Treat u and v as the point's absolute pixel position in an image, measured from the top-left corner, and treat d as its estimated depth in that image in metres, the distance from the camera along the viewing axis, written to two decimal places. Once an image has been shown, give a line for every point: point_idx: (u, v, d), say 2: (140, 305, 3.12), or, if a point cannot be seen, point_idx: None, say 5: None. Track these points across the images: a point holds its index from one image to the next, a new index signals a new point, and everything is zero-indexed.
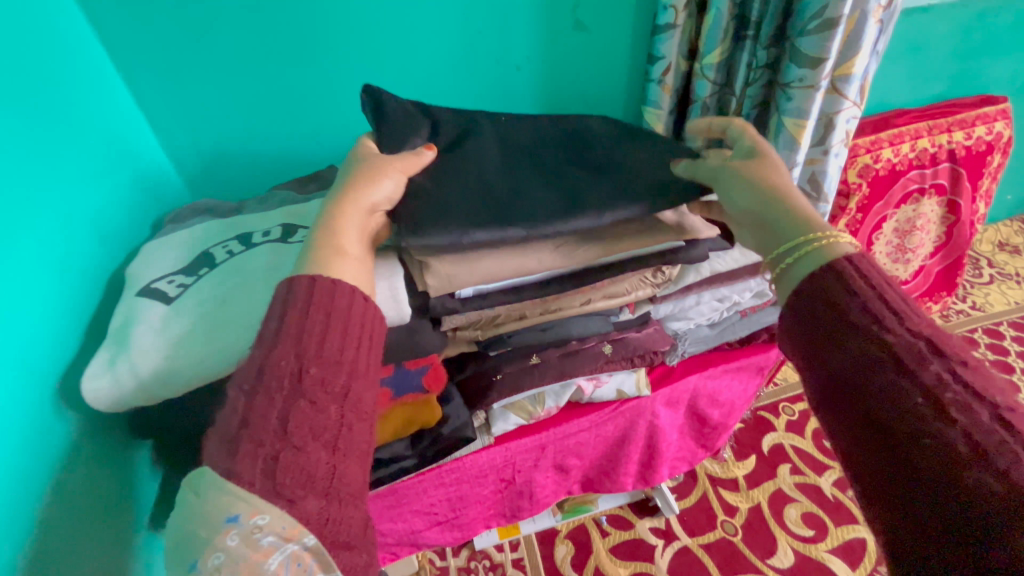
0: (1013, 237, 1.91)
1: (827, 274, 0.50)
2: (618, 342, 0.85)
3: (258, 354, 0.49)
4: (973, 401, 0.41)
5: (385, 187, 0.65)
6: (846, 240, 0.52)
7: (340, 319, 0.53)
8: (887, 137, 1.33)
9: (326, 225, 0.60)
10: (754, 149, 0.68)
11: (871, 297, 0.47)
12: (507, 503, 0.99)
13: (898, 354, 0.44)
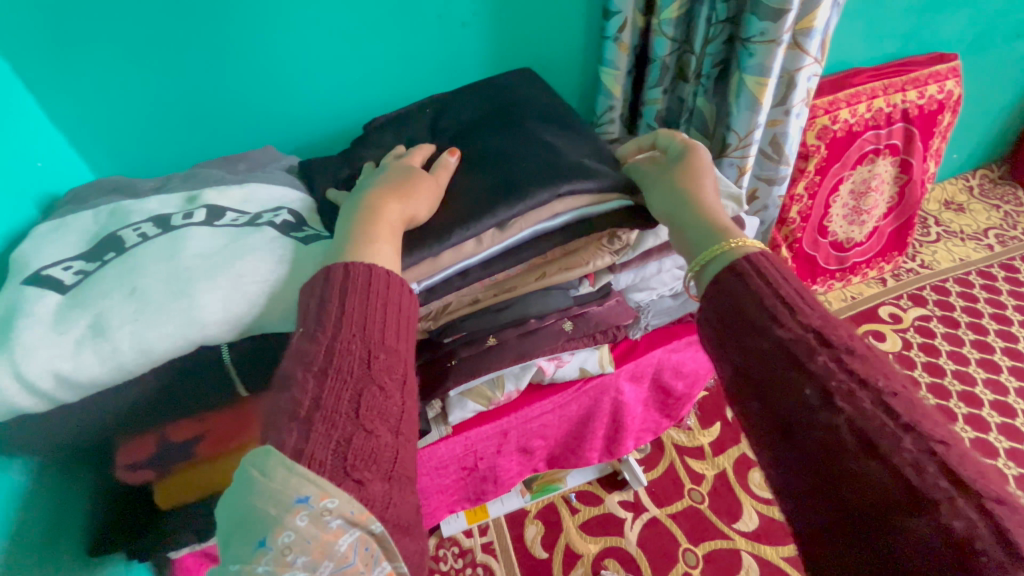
0: (957, 196, 1.97)
1: (734, 268, 0.52)
2: (579, 319, 0.81)
3: (323, 338, 0.47)
4: (856, 386, 0.43)
5: (430, 186, 0.64)
6: (755, 243, 0.54)
7: (393, 308, 0.51)
8: (844, 97, 1.32)
9: (371, 213, 0.58)
10: (686, 144, 0.69)
11: (766, 292, 0.49)
12: (471, 488, 0.96)
13: (787, 349, 0.46)
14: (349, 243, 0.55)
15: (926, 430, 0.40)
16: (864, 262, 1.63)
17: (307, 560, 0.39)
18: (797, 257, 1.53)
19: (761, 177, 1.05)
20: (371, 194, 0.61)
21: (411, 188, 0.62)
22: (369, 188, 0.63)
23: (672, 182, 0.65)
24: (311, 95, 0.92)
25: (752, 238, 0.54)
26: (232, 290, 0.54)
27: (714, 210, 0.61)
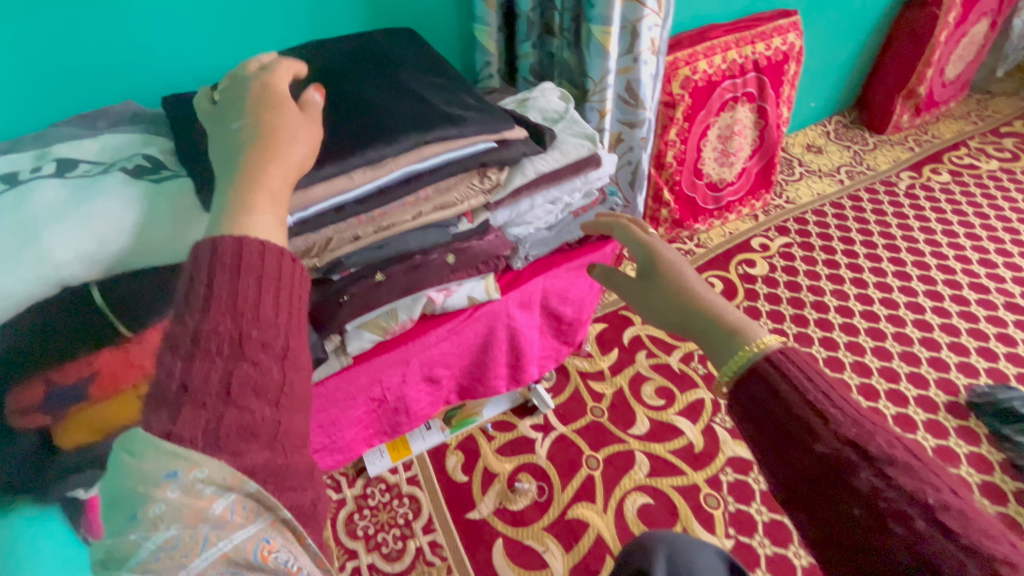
0: (816, 139, 2.26)
1: (756, 376, 0.51)
2: (461, 252, 0.89)
3: (189, 320, 0.43)
4: (908, 506, 0.43)
5: (304, 129, 0.59)
6: (772, 338, 0.53)
7: (272, 276, 0.48)
8: (701, 50, 1.49)
9: (252, 172, 0.53)
10: (653, 249, 0.69)
11: (795, 398, 0.49)
12: (386, 421, 1.04)
13: (832, 467, 0.46)
14: (236, 207, 0.50)
15: (987, 550, 0.40)
16: (737, 200, 1.85)
17: (181, 526, 0.40)
18: (678, 198, 1.72)
19: (624, 121, 1.19)
20: (245, 151, 0.55)
21: (284, 132, 0.57)
22: (239, 141, 0.57)
23: (658, 290, 0.65)
24: (186, 56, 0.94)
25: (770, 337, 0.53)
26: (83, 231, 0.59)
27: (719, 304, 0.60)
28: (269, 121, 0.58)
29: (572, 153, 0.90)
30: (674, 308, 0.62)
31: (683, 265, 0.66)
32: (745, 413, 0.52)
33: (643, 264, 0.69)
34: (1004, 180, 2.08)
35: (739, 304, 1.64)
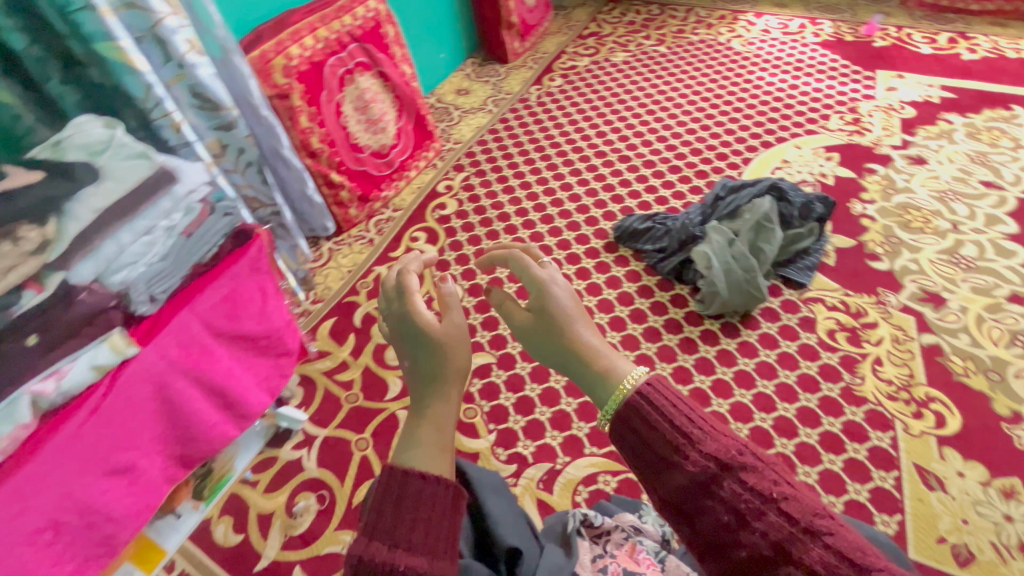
0: (462, 83, 2.57)
1: (638, 413, 0.57)
2: (43, 330, 0.79)
3: (363, 534, 0.53)
4: (761, 503, 0.51)
5: (452, 322, 0.70)
6: (642, 372, 0.61)
7: (427, 501, 0.55)
8: (286, 37, 1.53)
9: (428, 385, 0.67)
10: (546, 284, 0.73)
11: (666, 427, 0.56)
12: (83, 543, 0.89)
13: (699, 481, 0.53)
14: (420, 431, 0.63)
15: (818, 527, 0.49)
16: (409, 158, 2.01)
17: None
18: (350, 177, 1.80)
19: (217, 127, 1.22)
20: (420, 367, 0.69)
21: (439, 333, 0.69)
22: (410, 348, 0.70)
23: (547, 334, 0.70)
24: None
25: (637, 374, 0.61)
26: None
27: (596, 344, 0.68)
28: (428, 337, 0.69)
29: (127, 177, 0.88)
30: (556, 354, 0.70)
31: (564, 300, 0.72)
32: (629, 442, 0.58)
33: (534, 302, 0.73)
34: (596, 69, 2.65)
35: (443, 245, 1.79)
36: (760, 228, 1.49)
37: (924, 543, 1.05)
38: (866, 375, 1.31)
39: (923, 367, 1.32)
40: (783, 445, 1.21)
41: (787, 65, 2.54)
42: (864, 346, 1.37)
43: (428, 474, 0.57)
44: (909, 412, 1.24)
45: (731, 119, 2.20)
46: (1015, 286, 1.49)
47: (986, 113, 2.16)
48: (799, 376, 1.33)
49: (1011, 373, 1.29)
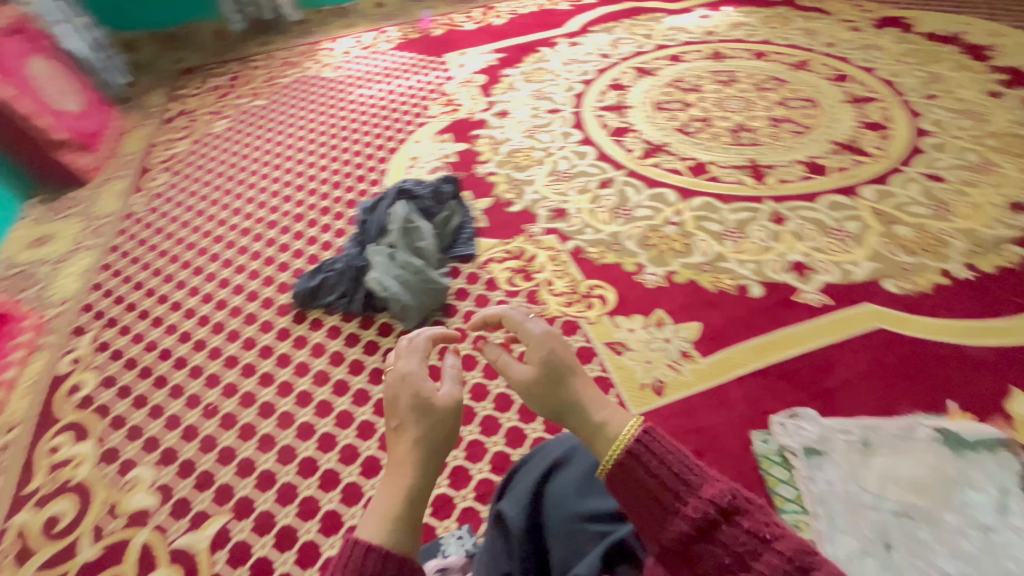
0: (35, 232, 2.04)
1: (635, 463, 0.62)
2: None
3: None
4: (761, 546, 0.53)
5: (449, 396, 0.75)
6: (634, 425, 0.66)
7: (383, 569, 0.56)
8: None
9: (410, 449, 0.69)
10: (543, 338, 0.80)
11: (663, 478, 0.60)
12: None
13: (701, 528, 0.56)
14: (395, 497, 0.64)
15: (814, 561, 0.51)
16: None
17: None
18: None
19: None
20: (404, 429, 0.71)
21: (427, 406, 0.72)
22: (401, 410, 0.73)
23: (550, 391, 0.76)
24: None
25: (635, 424, 0.66)
26: None
27: (594, 401, 0.74)
28: (419, 406, 0.72)
29: None
30: (554, 405, 0.76)
31: (564, 358, 0.78)
32: (620, 481, 0.63)
33: (537, 360, 0.79)
34: (201, 147, 2.40)
35: (102, 431, 1.40)
36: (409, 231, 1.58)
37: (636, 396, 1.28)
38: (546, 299, 1.53)
39: (576, 268, 1.61)
40: None
41: (378, 75, 2.75)
42: (535, 276, 1.60)
43: (390, 549, 0.58)
44: (584, 308, 1.49)
45: (354, 142, 2.27)
46: (598, 175, 1.93)
47: (528, 59, 2.72)
48: (505, 330, 1.47)
49: (623, 238, 1.68)
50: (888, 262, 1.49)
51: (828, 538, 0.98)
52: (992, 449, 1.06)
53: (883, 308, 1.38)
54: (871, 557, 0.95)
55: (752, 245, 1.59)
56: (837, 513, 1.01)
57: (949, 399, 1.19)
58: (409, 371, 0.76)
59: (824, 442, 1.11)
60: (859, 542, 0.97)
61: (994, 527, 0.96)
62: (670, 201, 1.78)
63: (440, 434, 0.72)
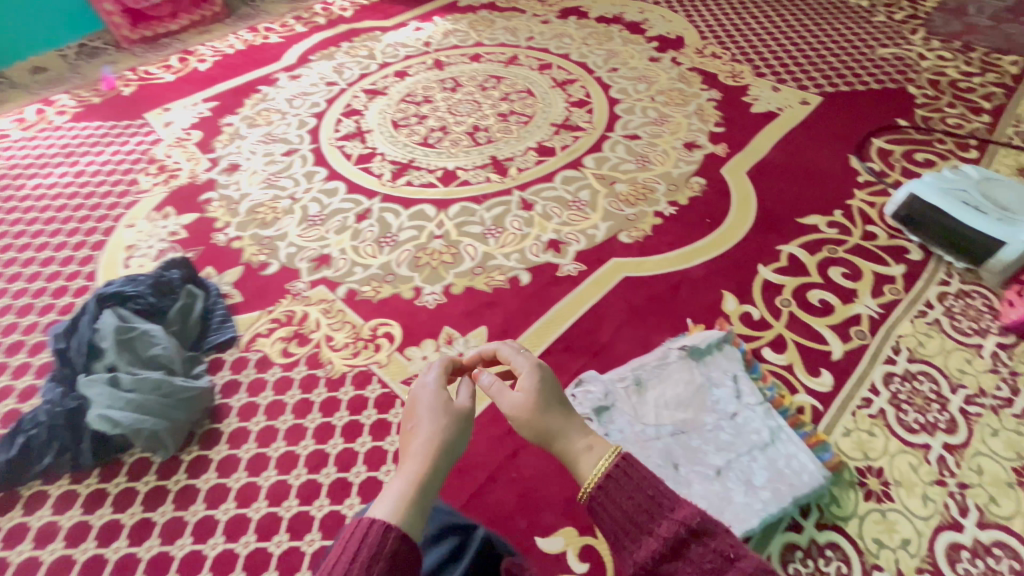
0: None
1: (617, 488, 0.72)
2: None
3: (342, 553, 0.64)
4: (725, 562, 0.62)
5: (462, 410, 0.88)
6: (618, 452, 0.76)
7: (388, 540, 0.65)
8: None
9: (427, 444, 0.81)
10: (536, 371, 0.89)
11: (642, 500, 0.70)
12: None
13: (671, 546, 0.65)
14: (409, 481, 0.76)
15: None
16: None
17: None
18: None
19: None
20: (422, 427, 0.85)
21: (442, 415, 0.85)
22: (421, 415, 0.87)
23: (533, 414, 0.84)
24: None
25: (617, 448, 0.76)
26: None
27: (581, 430, 0.82)
28: (438, 414, 0.86)
29: None
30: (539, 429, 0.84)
31: (555, 388, 0.88)
32: (603, 499, 0.73)
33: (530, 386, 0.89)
34: None
35: None
36: (129, 343, 1.28)
37: None
38: (330, 357, 1.40)
39: (353, 313, 1.50)
40: (327, 474, 1.18)
41: (55, 157, 2.21)
42: (311, 337, 1.45)
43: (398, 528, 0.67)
44: (372, 352, 1.40)
45: (39, 250, 1.79)
46: (354, 209, 1.84)
47: (248, 102, 2.47)
48: (292, 408, 1.30)
49: (395, 267, 1.63)
50: (618, 218, 1.72)
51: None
52: (719, 349, 1.29)
53: (625, 259, 1.58)
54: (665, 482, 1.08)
55: (512, 237, 1.69)
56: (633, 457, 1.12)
57: (686, 318, 1.42)
58: (438, 388, 0.91)
59: (607, 397, 1.21)
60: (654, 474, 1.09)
61: (734, 413, 1.17)
62: (430, 215, 1.78)
63: (446, 439, 0.83)
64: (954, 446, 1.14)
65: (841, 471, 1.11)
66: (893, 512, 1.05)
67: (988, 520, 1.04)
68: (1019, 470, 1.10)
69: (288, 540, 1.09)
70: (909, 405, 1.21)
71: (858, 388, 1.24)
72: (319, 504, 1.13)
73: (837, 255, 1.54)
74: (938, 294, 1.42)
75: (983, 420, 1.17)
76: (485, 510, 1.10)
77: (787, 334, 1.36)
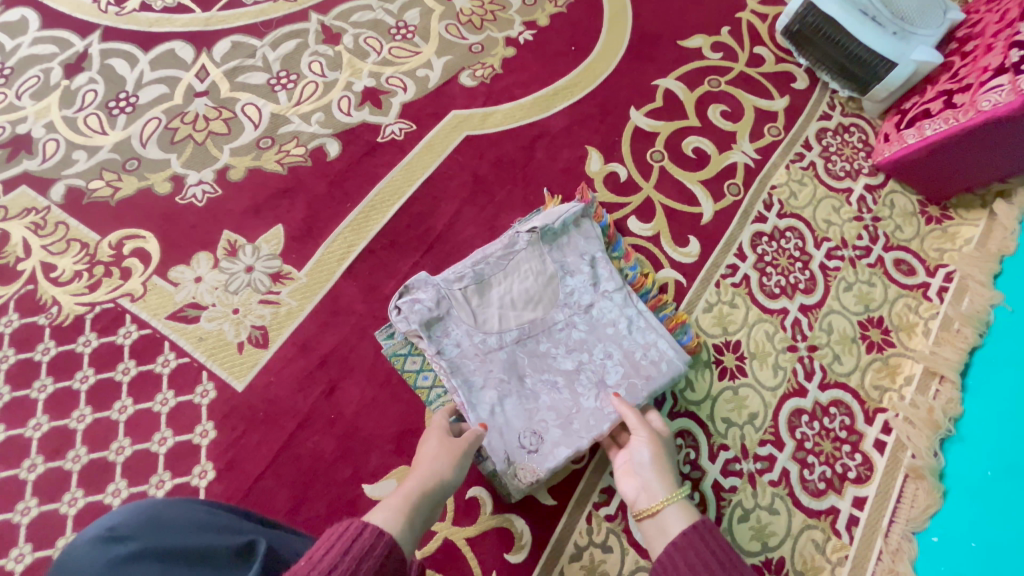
0: None
1: (712, 542, 0.66)
2: None
3: (349, 544, 0.56)
4: None
5: (465, 448, 0.79)
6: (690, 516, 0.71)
7: (372, 556, 0.57)
8: None
9: (432, 471, 0.73)
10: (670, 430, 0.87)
11: (707, 563, 0.64)
12: None
13: None
14: (410, 494, 0.69)
15: None
16: None
17: None
18: None
19: None
20: (428, 449, 0.78)
21: (446, 452, 0.77)
22: (427, 448, 0.79)
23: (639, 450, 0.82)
24: None
25: (688, 509, 0.72)
26: None
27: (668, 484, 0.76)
28: (446, 445, 0.79)
29: None
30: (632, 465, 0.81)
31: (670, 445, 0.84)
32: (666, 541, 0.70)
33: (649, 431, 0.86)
34: None
35: None
36: None
37: (235, 365, 0.95)
38: (54, 296, 0.98)
39: (81, 224, 1.04)
40: (76, 459, 0.88)
41: None
42: (18, 270, 1.00)
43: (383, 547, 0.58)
44: (118, 281, 1.00)
45: None
46: (59, 56, 1.20)
47: None
48: (7, 377, 0.92)
49: (138, 146, 1.12)
50: (458, 51, 1.28)
51: (469, 407, 0.89)
52: (576, 227, 1.04)
53: (467, 112, 1.21)
54: (507, 398, 0.92)
55: (312, 87, 1.20)
56: (472, 375, 0.93)
57: (542, 188, 1.15)
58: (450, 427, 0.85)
59: (440, 305, 0.95)
60: (496, 392, 0.92)
61: (590, 305, 0.99)
62: (185, 61, 1.21)
63: (446, 474, 0.74)
64: (810, 306, 1.08)
65: (699, 352, 1.02)
66: (744, 388, 1.00)
67: (830, 380, 1.02)
68: (864, 323, 1.07)
69: (31, 552, 0.83)
70: (773, 268, 1.10)
71: (724, 256, 1.10)
72: (70, 498, 0.86)
73: (717, 88, 1.28)
74: (818, 132, 1.24)
75: (841, 275, 1.10)
76: (297, 466, 0.90)
77: (655, 197, 1.15)
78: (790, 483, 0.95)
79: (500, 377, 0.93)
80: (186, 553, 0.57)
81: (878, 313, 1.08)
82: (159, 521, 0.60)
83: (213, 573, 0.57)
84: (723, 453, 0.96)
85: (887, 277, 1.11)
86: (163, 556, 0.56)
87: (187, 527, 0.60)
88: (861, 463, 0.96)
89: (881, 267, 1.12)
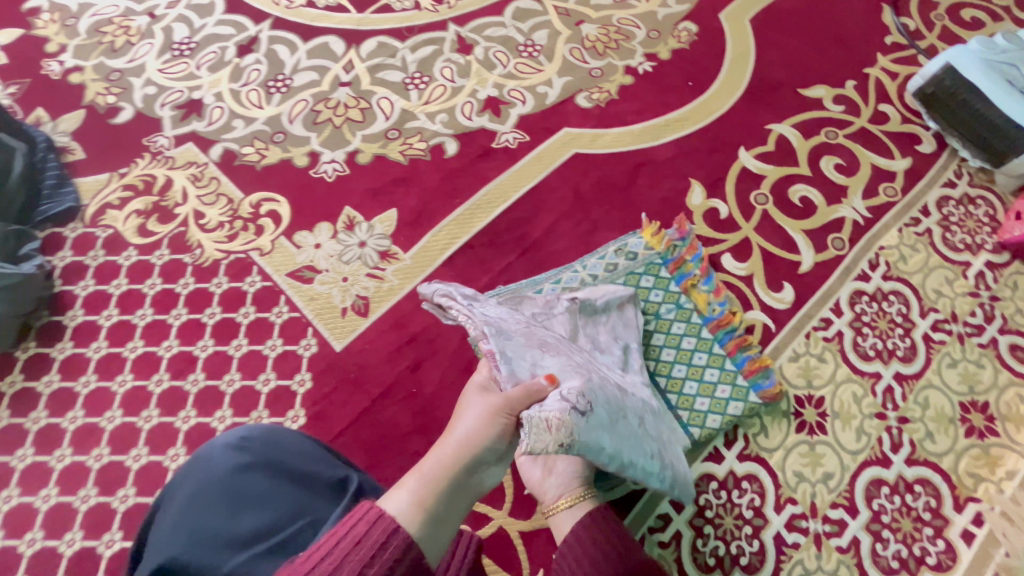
0: None
1: None
2: None
3: (340, 539, 0.48)
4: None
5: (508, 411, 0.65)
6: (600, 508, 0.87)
7: (366, 550, 0.47)
8: None
9: (465, 441, 0.61)
10: None
11: None
12: None
13: None
14: (431, 471, 0.57)
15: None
16: None
17: None
18: None
19: None
20: (468, 412, 0.66)
21: (483, 418, 0.64)
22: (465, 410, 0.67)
23: None
24: None
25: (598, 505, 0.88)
26: None
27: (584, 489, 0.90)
28: (486, 408, 0.65)
29: None
30: None
31: None
32: None
33: None
34: None
35: None
36: None
37: (337, 327, 1.05)
38: (199, 239, 1.12)
39: (230, 182, 1.19)
40: (194, 382, 1.00)
41: None
42: (175, 213, 1.15)
43: (383, 540, 0.48)
44: (252, 236, 1.13)
45: None
46: (235, 37, 1.38)
47: None
48: (151, 302, 1.07)
49: (286, 122, 1.27)
50: (578, 73, 1.34)
51: (502, 358, 0.72)
52: (618, 311, 1.00)
53: (578, 131, 1.27)
54: (550, 359, 0.75)
55: (440, 90, 1.31)
56: (512, 334, 0.77)
57: (641, 213, 1.17)
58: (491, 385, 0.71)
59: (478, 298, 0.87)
60: (539, 354, 0.75)
61: (622, 377, 0.90)
62: (335, 53, 1.36)
63: (480, 446, 0.61)
64: (906, 376, 1.02)
65: (778, 401, 1.00)
66: (822, 446, 0.97)
67: (918, 457, 0.96)
68: (965, 405, 1.00)
69: (147, 455, 0.95)
70: (871, 330, 1.06)
71: (819, 308, 1.08)
72: (184, 415, 0.97)
73: (833, 140, 1.26)
74: (939, 199, 1.19)
75: (946, 350, 1.04)
76: (376, 430, 0.97)
77: (754, 239, 1.15)
78: (860, 554, 0.90)
79: (542, 346, 0.78)
80: (293, 475, 0.65)
81: (983, 398, 1.01)
82: (278, 441, 0.69)
83: (312, 497, 0.64)
84: (790, 507, 0.93)
85: (999, 361, 1.04)
86: (276, 472, 0.65)
87: (299, 452, 0.69)
88: (943, 551, 0.90)
89: (993, 350, 1.05)
